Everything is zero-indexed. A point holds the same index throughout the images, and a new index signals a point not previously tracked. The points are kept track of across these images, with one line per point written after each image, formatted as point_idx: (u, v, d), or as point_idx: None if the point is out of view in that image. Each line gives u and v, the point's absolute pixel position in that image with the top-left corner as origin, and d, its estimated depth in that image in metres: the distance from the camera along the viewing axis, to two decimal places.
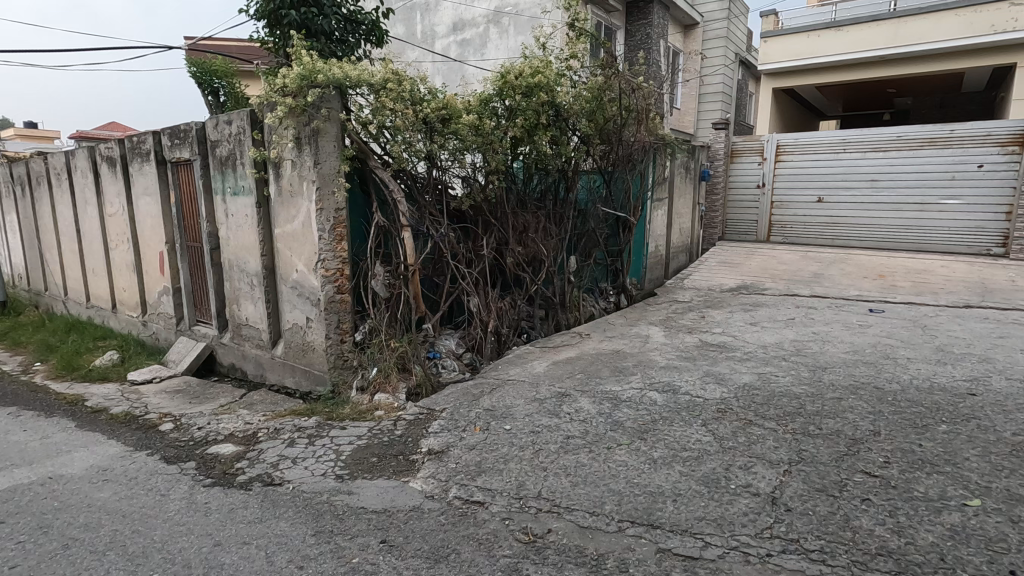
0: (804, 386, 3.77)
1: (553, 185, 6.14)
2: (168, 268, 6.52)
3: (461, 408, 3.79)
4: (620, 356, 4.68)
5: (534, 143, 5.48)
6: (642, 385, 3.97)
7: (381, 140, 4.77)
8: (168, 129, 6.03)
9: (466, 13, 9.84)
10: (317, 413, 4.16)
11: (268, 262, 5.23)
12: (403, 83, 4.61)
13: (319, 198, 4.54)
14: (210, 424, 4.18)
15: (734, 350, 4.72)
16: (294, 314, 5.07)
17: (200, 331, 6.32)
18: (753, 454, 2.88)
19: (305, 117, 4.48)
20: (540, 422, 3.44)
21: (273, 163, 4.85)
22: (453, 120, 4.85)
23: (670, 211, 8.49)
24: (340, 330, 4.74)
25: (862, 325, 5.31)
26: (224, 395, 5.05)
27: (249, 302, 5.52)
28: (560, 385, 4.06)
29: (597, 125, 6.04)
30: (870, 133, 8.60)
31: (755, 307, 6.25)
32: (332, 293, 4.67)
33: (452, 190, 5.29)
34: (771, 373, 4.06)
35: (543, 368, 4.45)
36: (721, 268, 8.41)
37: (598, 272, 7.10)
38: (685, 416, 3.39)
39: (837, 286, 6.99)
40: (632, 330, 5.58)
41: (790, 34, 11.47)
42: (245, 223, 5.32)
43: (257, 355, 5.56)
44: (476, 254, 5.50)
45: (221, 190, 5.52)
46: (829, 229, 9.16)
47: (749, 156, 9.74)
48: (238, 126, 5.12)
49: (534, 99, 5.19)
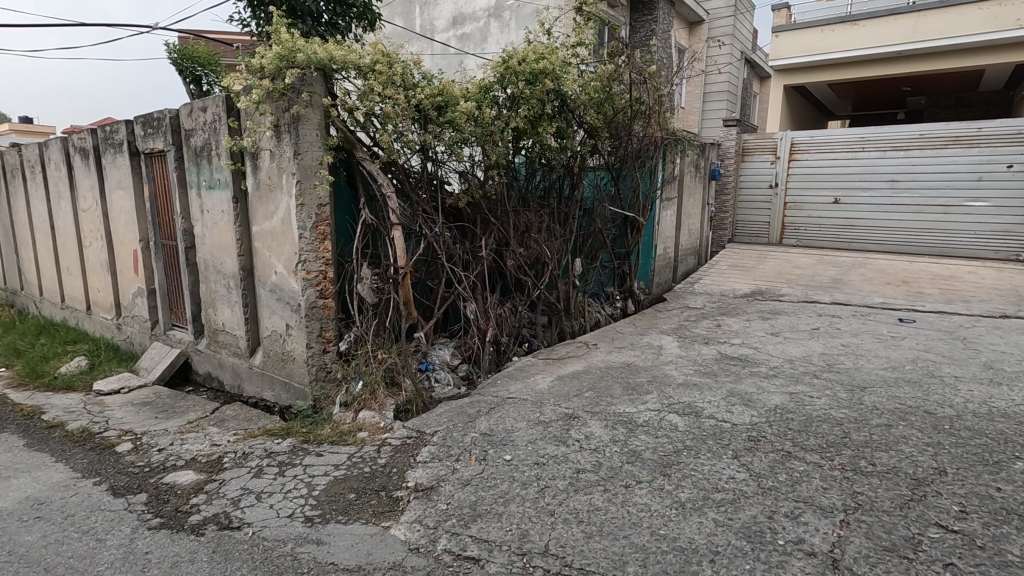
0: (844, 411, 3.33)
1: (557, 183, 5.69)
2: (144, 268, 6.06)
3: (455, 432, 3.33)
4: (632, 371, 4.23)
5: (537, 136, 5.02)
6: (659, 406, 3.51)
7: (369, 130, 4.31)
8: (141, 118, 5.56)
9: (466, 7, 9.39)
10: (293, 434, 3.70)
11: (246, 263, 4.76)
12: (395, 66, 4.17)
13: (300, 192, 4.08)
14: (173, 446, 3.72)
15: (758, 364, 4.27)
16: (273, 320, 4.62)
17: (175, 336, 5.85)
18: (800, 498, 2.43)
19: (285, 102, 4.03)
20: (545, 451, 2.99)
21: (250, 154, 4.39)
22: (450, 109, 4.41)
23: (679, 211, 8.06)
24: (322, 338, 4.30)
25: (893, 337, 4.87)
26: (195, 408, 4.58)
27: (226, 306, 5.06)
28: (567, 405, 3.60)
29: (607, 118, 5.58)
30: (890, 131, 8.17)
31: (774, 315, 5.81)
32: (314, 298, 4.23)
33: (448, 186, 4.84)
34: (803, 394, 3.61)
35: (547, 384, 3.99)
36: (733, 272, 7.96)
37: (603, 275, 6.67)
38: (712, 446, 2.95)
39: (858, 293, 6.55)
40: (644, 339, 5.12)
41: (803, 29, 11.05)
42: (221, 220, 4.86)
43: (233, 363, 5.10)
44: (474, 255, 5.04)
45: (196, 183, 5.06)
46: (845, 231, 8.72)
47: (760, 155, 9.30)
48: (213, 113, 4.67)
49: (538, 88, 4.74)
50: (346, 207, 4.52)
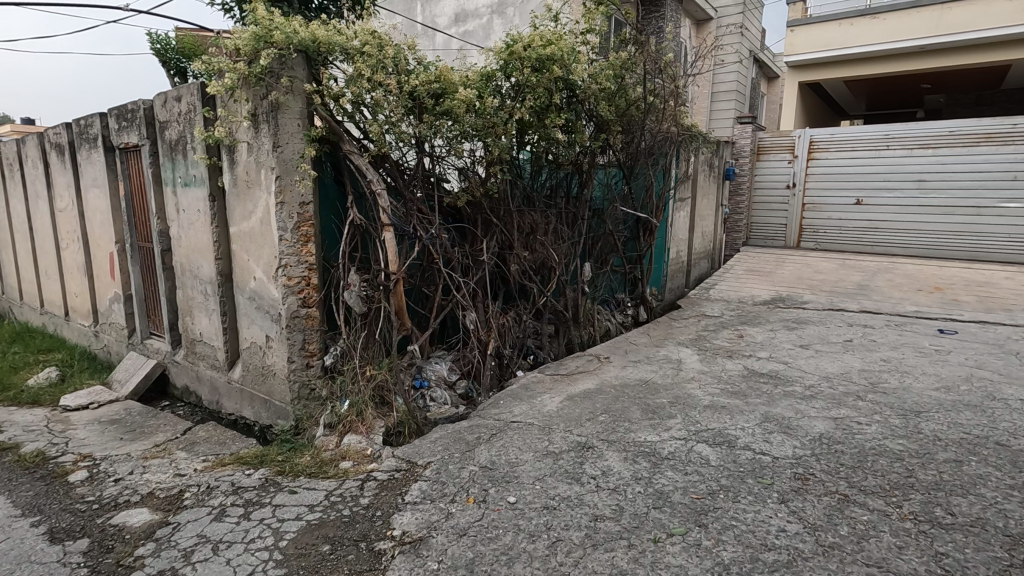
0: (902, 442, 2.88)
1: (565, 181, 5.26)
2: (120, 272, 5.63)
3: (450, 465, 2.89)
4: (650, 389, 3.77)
5: (543, 129, 4.57)
6: (685, 434, 3.07)
7: (357, 119, 3.86)
8: (114, 110, 5.14)
9: (468, 3, 8.96)
10: (268, 462, 3.26)
11: (223, 267, 4.33)
12: (386, 48, 3.73)
13: (280, 189, 3.66)
14: (133, 475, 3.29)
15: (791, 382, 3.81)
16: (252, 331, 4.19)
17: (152, 345, 5.42)
18: (870, 561, 1.99)
19: (263, 88, 3.60)
20: (556, 492, 2.55)
21: (227, 147, 3.96)
22: (447, 98, 4.01)
23: (692, 212, 7.60)
24: (305, 352, 3.88)
25: (937, 350, 4.41)
26: (166, 427, 4.14)
27: (203, 314, 4.63)
28: (579, 432, 3.15)
29: (618, 110, 5.13)
30: (917, 128, 7.71)
31: (800, 325, 5.35)
32: (295, 307, 3.81)
33: (446, 183, 4.43)
34: (851, 421, 3.16)
35: (555, 405, 3.53)
36: (750, 277, 7.51)
37: (614, 281, 6.24)
38: (753, 488, 2.50)
39: (888, 301, 6.09)
40: (660, 352, 4.67)
41: (820, 23, 10.59)
42: (198, 221, 4.43)
43: (211, 377, 4.67)
44: (475, 260, 4.60)
45: (171, 181, 4.63)
46: (868, 234, 8.26)
47: (776, 153, 8.84)
48: (188, 103, 4.24)
49: (545, 76, 4.30)
50: (332, 206, 4.07)
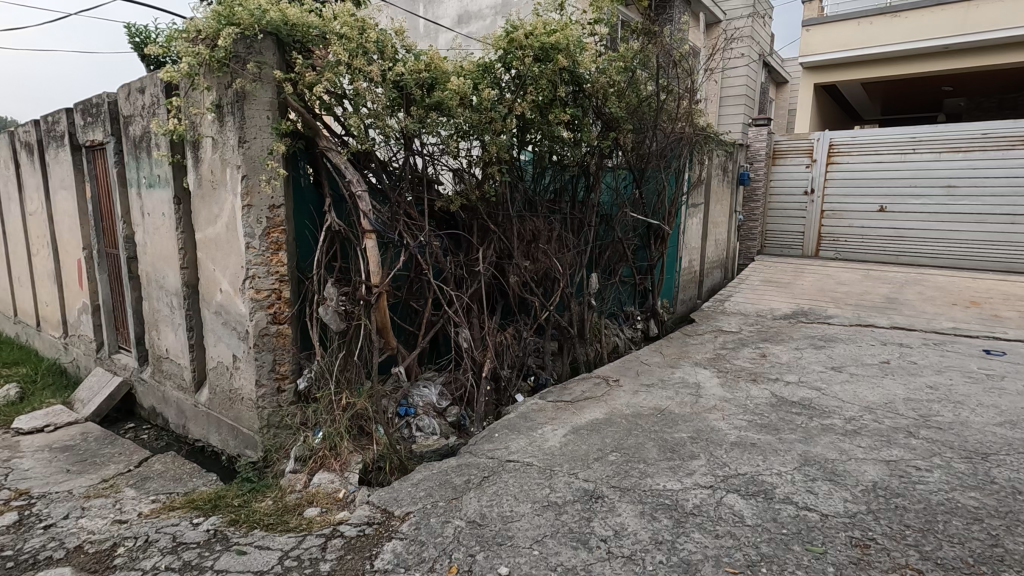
0: (977, 496, 2.39)
1: (570, 184, 4.80)
2: (88, 280, 5.20)
3: (432, 518, 2.43)
4: (668, 421, 3.29)
5: (547, 126, 4.12)
6: (712, 480, 2.59)
7: (337, 112, 3.42)
8: (80, 105, 4.72)
9: (472, 4, 8.27)
10: (224, 506, 2.80)
11: (189, 278, 3.89)
12: (368, 32, 3.28)
13: (246, 190, 3.24)
14: (67, 521, 2.84)
15: (829, 414, 3.32)
16: (218, 349, 3.74)
17: (119, 361, 4.98)
18: None
19: (228, 76, 3.18)
20: (558, 561, 2.08)
21: (191, 143, 3.53)
22: (439, 89, 3.58)
23: (706, 219, 7.14)
24: (276, 374, 3.46)
25: (989, 375, 3.92)
26: (121, 457, 3.69)
27: (169, 329, 4.18)
28: (585, 476, 2.68)
29: (630, 107, 4.68)
30: (945, 131, 7.26)
31: (828, 343, 4.88)
32: (264, 324, 3.38)
33: (439, 186, 4.00)
34: (908, 465, 2.67)
35: (558, 441, 3.06)
36: (768, 288, 7.03)
37: (623, 293, 5.81)
38: (802, 560, 2.02)
39: (922, 316, 5.61)
40: (676, 374, 4.19)
41: (837, 22, 10.14)
42: (163, 226, 4.00)
43: (178, 398, 4.22)
44: (470, 270, 4.14)
45: (136, 181, 4.20)
46: (893, 243, 7.78)
47: (793, 157, 8.37)
48: (151, 95, 3.81)
49: (549, 66, 3.86)
50: (308, 210, 3.61)
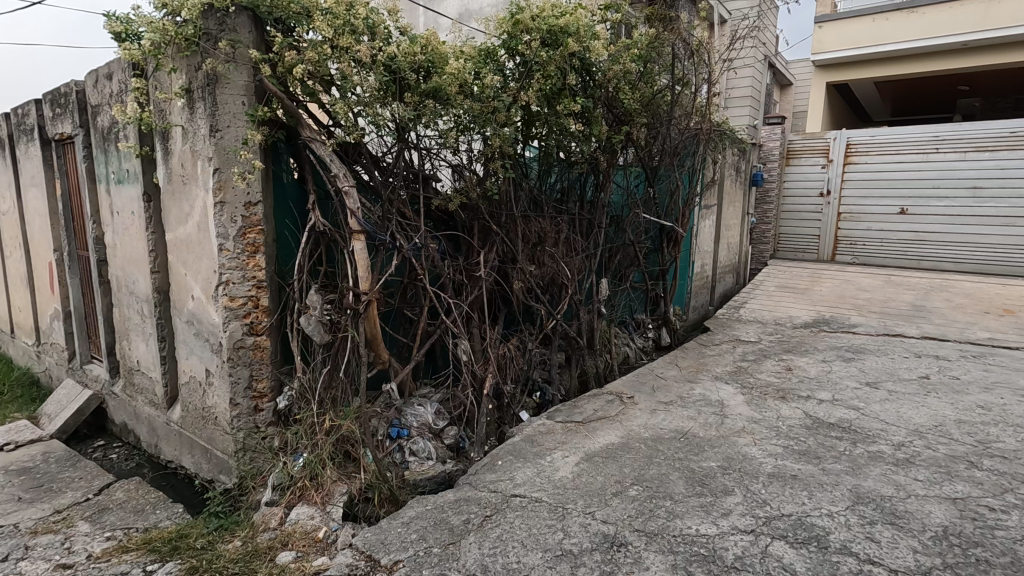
0: None
1: (578, 183, 4.44)
2: (59, 285, 4.83)
3: (426, 570, 2.05)
4: (693, 447, 2.92)
5: (554, 117, 3.75)
6: (752, 522, 2.22)
7: (322, 99, 3.06)
8: (49, 95, 4.37)
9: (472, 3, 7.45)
10: (186, 548, 2.43)
11: (160, 283, 3.52)
12: (357, 8, 2.92)
13: (218, 185, 2.88)
14: (5, 566, 2.46)
15: (874, 439, 2.95)
16: (190, 362, 3.37)
17: (91, 373, 4.60)
18: None
19: (198, 56, 2.85)
20: None
21: (160, 133, 3.17)
22: (435, 73, 3.20)
23: (719, 221, 6.78)
24: (253, 391, 3.10)
25: None
26: (81, 483, 3.31)
27: (140, 339, 3.81)
28: (604, 516, 2.30)
29: (643, 100, 4.32)
30: (970, 130, 6.91)
31: (857, 355, 4.51)
32: (239, 336, 3.02)
33: (437, 183, 3.63)
34: (979, 505, 2.30)
35: (570, 471, 2.68)
36: (784, 294, 6.67)
37: (634, 299, 5.45)
38: None
39: (953, 325, 5.25)
40: (696, 391, 3.81)
41: (850, 18, 9.81)
42: (132, 226, 3.63)
43: (150, 415, 3.84)
44: (470, 276, 3.77)
45: (105, 177, 3.83)
46: (913, 248, 7.43)
47: (808, 157, 8.01)
48: (119, 81, 3.45)
49: (558, 52, 3.50)
50: (290, 208, 3.23)
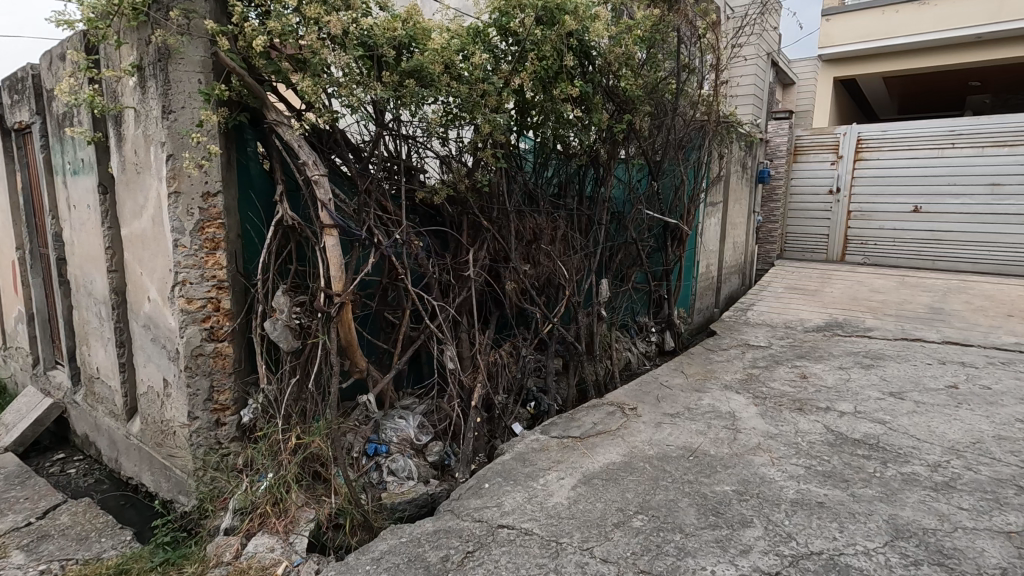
0: None
1: (577, 176, 4.13)
2: (22, 285, 4.52)
3: None
4: (703, 467, 2.60)
5: (551, 104, 3.43)
6: (777, 563, 1.90)
7: (290, 79, 2.74)
8: (7, 82, 4.06)
9: None
10: None
11: (118, 283, 3.21)
12: None
13: (171, 173, 2.57)
14: None
15: (908, 459, 2.63)
16: (148, 370, 3.05)
17: (53, 380, 4.29)
18: None
19: (149, 29, 2.55)
20: None
21: (113, 117, 2.87)
22: (418, 51, 2.88)
23: (724, 219, 6.47)
24: (214, 404, 2.79)
25: None
26: (25, 504, 2.99)
27: (99, 344, 3.49)
28: (605, 554, 1.98)
29: (647, 87, 4.00)
30: (988, 124, 6.60)
31: (877, 361, 4.20)
32: (197, 342, 2.71)
33: (422, 174, 3.32)
34: None
35: (565, 497, 2.36)
36: (793, 295, 6.36)
37: (636, 301, 5.13)
38: None
39: (976, 329, 4.93)
40: (704, 401, 3.49)
41: (858, 11, 9.52)
42: (88, 220, 3.32)
43: (110, 427, 3.53)
44: (458, 275, 3.45)
45: (61, 167, 3.52)
46: (927, 248, 7.13)
47: (817, 154, 7.70)
48: (71, 61, 3.14)
49: (554, 31, 3.18)
50: (256, 199, 2.91)
